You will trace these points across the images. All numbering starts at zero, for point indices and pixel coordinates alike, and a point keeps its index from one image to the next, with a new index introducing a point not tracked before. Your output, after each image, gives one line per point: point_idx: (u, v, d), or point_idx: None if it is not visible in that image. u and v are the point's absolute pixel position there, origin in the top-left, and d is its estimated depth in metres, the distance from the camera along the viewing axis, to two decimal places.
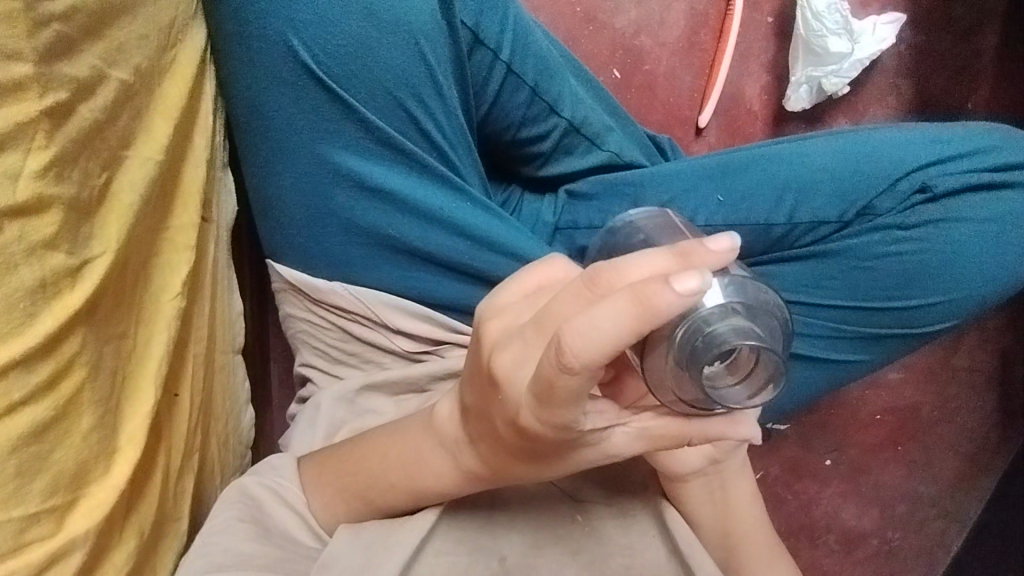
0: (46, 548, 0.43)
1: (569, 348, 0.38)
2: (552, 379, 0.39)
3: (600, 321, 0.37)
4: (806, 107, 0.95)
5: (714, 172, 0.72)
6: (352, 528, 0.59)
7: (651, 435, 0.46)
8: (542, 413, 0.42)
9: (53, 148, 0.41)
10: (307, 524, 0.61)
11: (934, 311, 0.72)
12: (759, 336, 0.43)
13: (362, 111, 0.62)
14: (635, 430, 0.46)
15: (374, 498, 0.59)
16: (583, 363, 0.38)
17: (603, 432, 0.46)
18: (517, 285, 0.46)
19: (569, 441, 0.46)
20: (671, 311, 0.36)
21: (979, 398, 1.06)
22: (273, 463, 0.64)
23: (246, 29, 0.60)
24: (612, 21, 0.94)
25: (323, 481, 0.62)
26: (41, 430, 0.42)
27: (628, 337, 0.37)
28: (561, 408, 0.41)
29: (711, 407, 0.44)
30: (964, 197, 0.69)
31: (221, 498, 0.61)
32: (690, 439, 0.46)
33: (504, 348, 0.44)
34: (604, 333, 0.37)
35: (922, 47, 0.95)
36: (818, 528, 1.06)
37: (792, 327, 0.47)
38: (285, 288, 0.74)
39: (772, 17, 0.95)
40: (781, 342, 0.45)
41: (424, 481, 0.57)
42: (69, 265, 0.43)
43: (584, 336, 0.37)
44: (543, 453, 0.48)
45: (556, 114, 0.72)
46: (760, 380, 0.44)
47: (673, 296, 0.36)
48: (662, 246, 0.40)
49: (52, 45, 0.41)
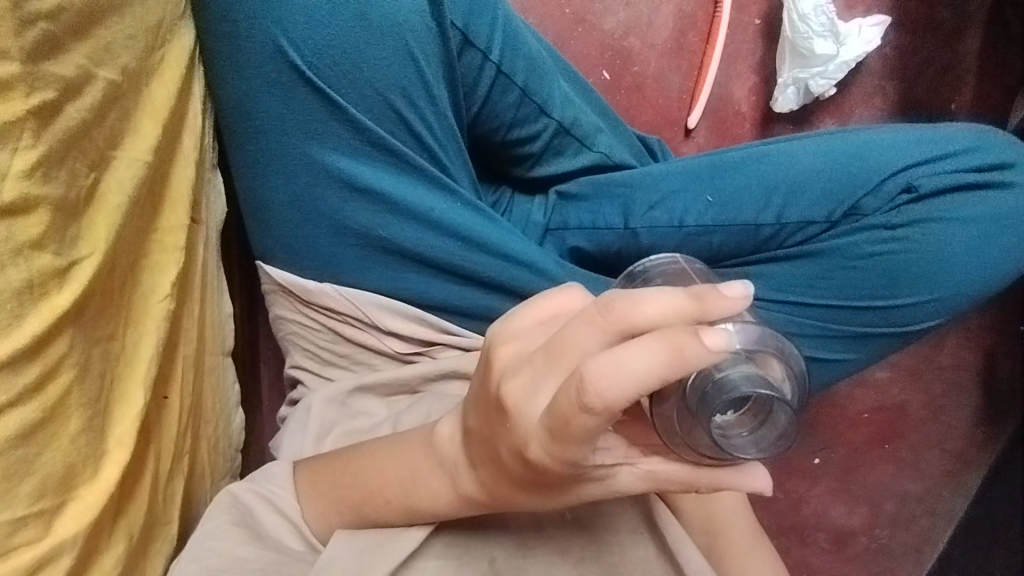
0: (34, 552, 0.43)
1: (598, 394, 0.39)
2: (568, 417, 0.40)
3: (628, 368, 0.38)
4: (793, 108, 0.96)
5: (702, 173, 0.73)
6: (349, 534, 0.59)
7: (656, 477, 0.48)
8: (553, 447, 0.43)
9: (40, 147, 0.41)
10: (299, 532, 0.61)
11: (921, 309, 0.73)
12: (770, 385, 0.44)
13: (352, 112, 0.62)
14: (642, 472, 0.48)
15: (369, 513, 0.59)
16: (605, 403, 0.39)
17: (610, 471, 0.47)
18: (533, 311, 0.45)
19: (574, 476, 0.46)
20: (697, 364, 0.38)
21: (964, 396, 1.07)
22: (270, 471, 0.64)
23: (233, 29, 0.59)
24: (602, 22, 0.95)
25: (317, 486, 0.61)
26: (28, 433, 0.42)
27: (654, 382, 0.38)
28: (574, 443, 0.42)
29: (717, 452, 0.45)
30: (950, 197, 0.70)
31: (213, 504, 0.61)
32: (697, 485, 0.47)
33: (517, 374, 0.44)
34: (631, 375, 0.38)
35: (906, 49, 0.96)
36: (807, 527, 1.07)
37: (802, 373, 0.47)
38: (275, 291, 0.74)
39: (760, 19, 0.96)
40: (791, 389, 0.45)
41: (418, 499, 0.56)
42: (57, 266, 0.42)
43: (614, 384, 0.38)
44: (546, 480, 0.48)
45: (545, 115, 0.72)
46: (766, 428, 0.45)
47: (703, 350, 0.38)
48: (680, 287, 0.39)
49: (40, 44, 0.40)
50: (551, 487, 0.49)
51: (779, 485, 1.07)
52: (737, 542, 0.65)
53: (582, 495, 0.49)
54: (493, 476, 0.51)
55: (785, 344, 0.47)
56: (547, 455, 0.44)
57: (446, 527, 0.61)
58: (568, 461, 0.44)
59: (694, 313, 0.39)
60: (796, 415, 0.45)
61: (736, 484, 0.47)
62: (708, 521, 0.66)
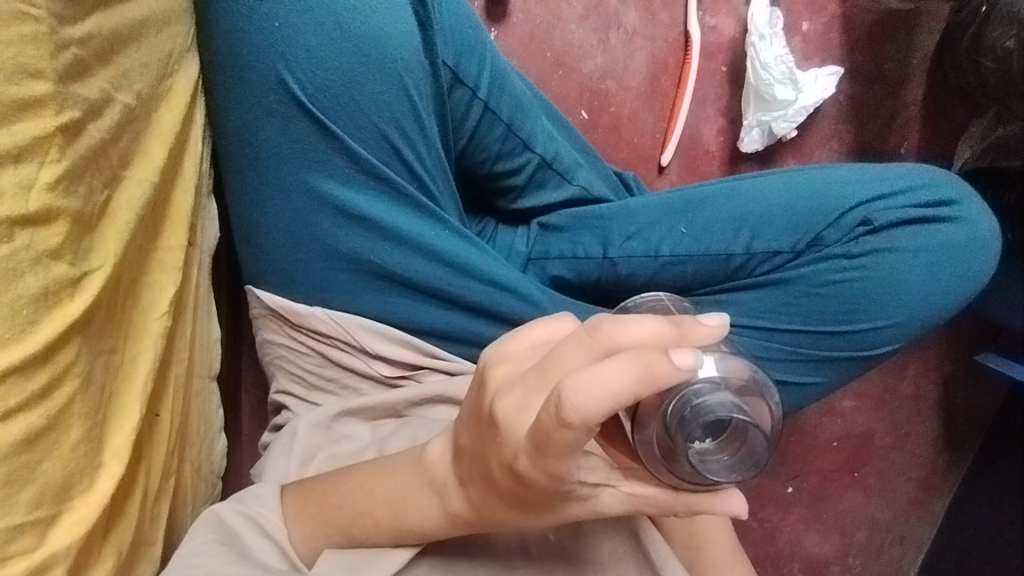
0: (28, 561, 0.45)
1: (576, 408, 0.40)
2: (551, 431, 0.42)
3: (604, 382, 0.40)
4: (759, 148, 1.03)
5: (676, 206, 0.77)
6: (336, 552, 0.60)
7: (638, 499, 0.50)
8: (540, 460, 0.44)
9: (64, 161, 0.44)
10: (285, 555, 0.60)
11: (880, 334, 0.78)
12: (746, 411, 0.46)
13: (347, 142, 0.65)
14: (624, 494, 0.50)
15: (357, 535, 0.59)
16: (583, 417, 0.40)
17: (593, 490, 0.49)
18: (525, 335, 0.48)
19: (561, 491, 0.48)
20: (667, 382, 0.40)
21: (926, 424, 1.11)
22: (254, 493, 0.64)
23: (239, 63, 0.63)
24: (581, 66, 1.01)
25: (306, 512, 0.61)
26: (33, 438, 0.44)
27: (629, 399, 0.40)
28: (560, 457, 0.44)
29: (695, 477, 0.47)
30: (903, 230, 0.76)
31: (199, 521, 0.61)
32: (676, 508, 0.49)
33: (509, 393, 0.46)
34: (606, 390, 0.40)
35: (859, 97, 1.04)
36: (782, 556, 1.10)
37: (778, 403, 0.48)
38: (264, 315, 0.75)
39: (726, 66, 1.03)
40: (767, 416, 0.47)
41: (408, 519, 0.57)
42: (71, 275, 0.46)
43: (590, 397, 0.40)
44: (531, 496, 0.49)
45: (529, 150, 0.76)
46: (742, 452, 0.47)
47: (674, 368, 0.40)
48: (660, 314, 0.43)
49: (70, 67, 0.45)
50: (539, 502, 0.50)
51: (754, 514, 1.09)
52: (717, 561, 0.67)
53: (567, 513, 0.51)
54: (483, 492, 0.52)
55: (762, 374, 0.49)
56: (535, 470, 0.45)
57: (431, 549, 0.62)
58: (554, 475, 0.45)
59: (674, 338, 0.42)
60: (771, 440, 0.47)
61: (714, 507, 0.48)
62: (691, 537, 0.67)
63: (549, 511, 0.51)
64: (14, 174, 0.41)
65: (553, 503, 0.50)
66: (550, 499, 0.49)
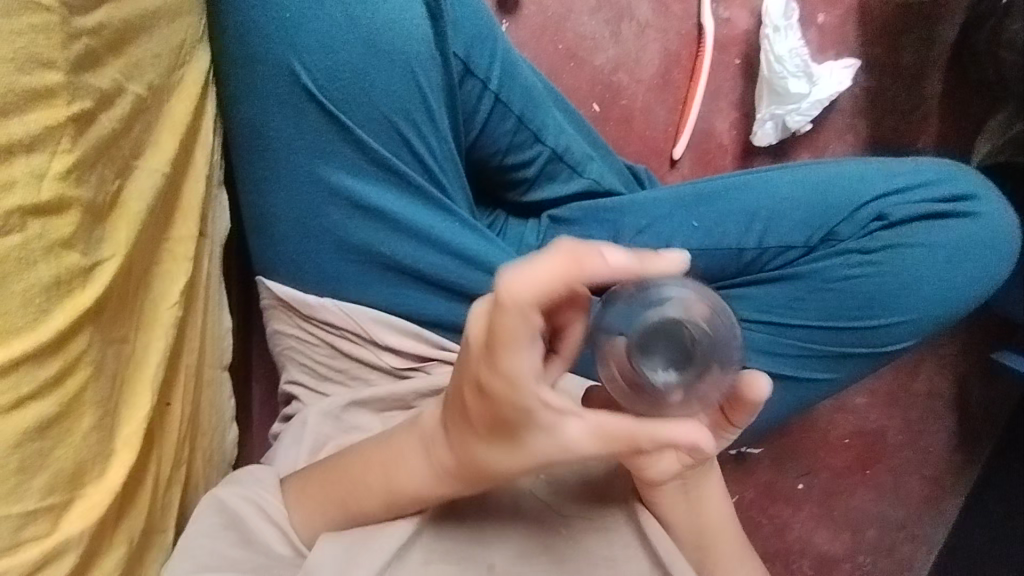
0: (42, 547, 0.46)
1: (506, 287, 0.43)
2: (504, 329, 0.44)
3: (536, 266, 0.43)
4: (772, 142, 1.01)
5: (688, 199, 0.76)
6: (333, 537, 0.59)
7: (606, 431, 0.48)
8: (492, 359, 0.45)
9: (76, 152, 0.45)
10: (286, 537, 0.61)
11: (894, 331, 0.77)
12: (699, 329, 0.49)
13: (359, 134, 0.65)
14: (591, 424, 0.48)
15: (351, 506, 0.59)
16: (517, 299, 0.43)
17: (557, 420, 0.48)
18: None
19: (526, 416, 0.47)
20: (598, 272, 0.43)
21: (940, 422, 1.09)
22: (252, 475, 0.63)
23: (250, 53, 0.62)
24: (592, 58, 1.00)
25: (304, 488, 0.61)
26: (46, 425, 0.45)
27: (563, 288, 0.43)
28: (507, 351, 0.45)
29: (648, 390, 0.49)
30: (917, 224, 0.75)
31: (200, 506, 0.60)
32: (641, 441, 0.48)
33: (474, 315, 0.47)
34: (538, 272, 0.43)
35: (876, 90, 1.03)
36: (792, 553, 1.09)
37: (734, 329, 0.50)
38: (274, 305, 0.75)
39: (740, 59, 1.02)
40: (721, 338, 0.49)
41: (399, 482, 0.57)
42: (83, 265, 0.46)
43: (521, 277, 0.43)
44: (503, 427, 0.49)
45: (539, 142, 0.75)
46: (695, 368, 0.49)
47: (604, 260, 0.43)
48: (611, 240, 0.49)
49: (82, 57, 0.45)
50: None
51: (764, 509, 1.09)
52: (728, 555, 0.64)
53: (535, 449, 0.49)
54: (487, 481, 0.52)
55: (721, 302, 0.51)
56: (495, 376, 0.46)
57: (440, 534, 0.60)
58: (517, 384, 0.46)
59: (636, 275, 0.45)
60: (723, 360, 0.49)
61: (675, 437, 0.48)
62: (700, 538, 0.64)
63: (519, 448, 0.50)
64: (26, 163, 0.42)
65: (521, 438, 0.49)
66: (521, 431, 0.49)
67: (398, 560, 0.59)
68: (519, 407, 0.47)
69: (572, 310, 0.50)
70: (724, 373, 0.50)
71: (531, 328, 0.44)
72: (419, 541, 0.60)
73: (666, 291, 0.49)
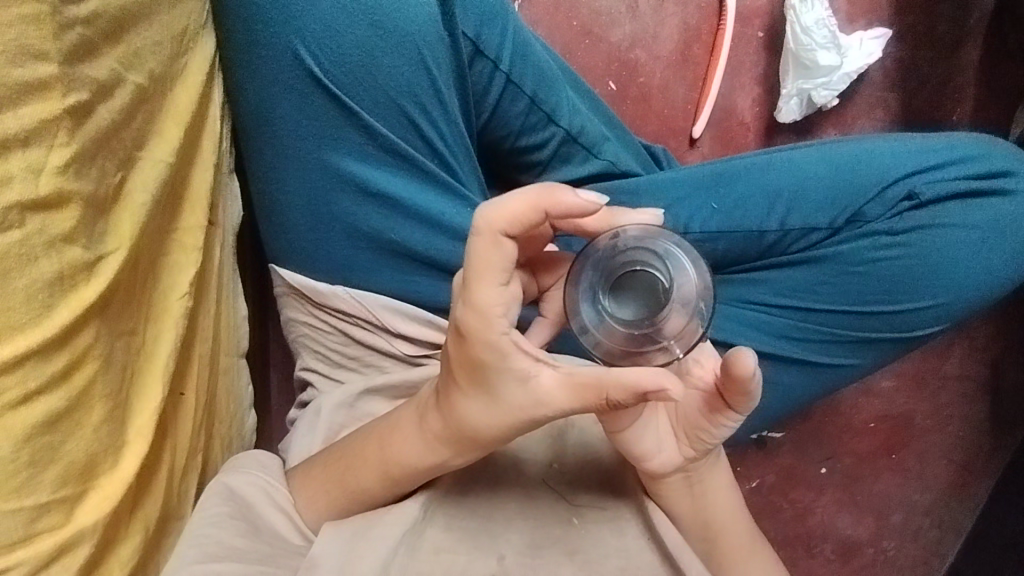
0: (55, 538, 0.47)
1: (484, 212, 0.47)
2: (480, 256, 0.48)
3: (512, 194, 0.48)
4: (796, 118, 0.97)
5: (707, 180, 0.73)
6: (336, 525, 0.60)
7: (576, 381, 0.49)
8: (468, 293, 0.49)
9: (73, 145, 0.44)
10: (294, 524, 0.61)
11: (923, 315, 0.74)
12: (669, 282, 0.51)
13: (365, 118, 0.63)
14: (562, 374, 0.50)
15: (351, 483, 0.60)
16: (493, 222, 0.47)
17: (531, 368, 0.50)
18: None
19: (502, 361, 0.50)
20: (570, 205, 0.48)
21: (971, 406, 1.06)
22: (257, 461, 0.63)
23: (254, 38, 0.61)
24: (608, 34, 0.97)
25: (310, 467, 0.63)
26: (54, 420, 0.45)
27: (534, 217, 0.47)
28: (483, 283, 0.48)
29: (605, 327, 0.52)
30: (949, 203, 0.72)
31: (204, 494, 0.59)
32: (608, 390, 0.48)
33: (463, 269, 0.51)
34: (513, 199, 0.47)
35: (909, 62, 0.98)
36: (814, 537, 1.07)
37: (709, 299, 0.52)
38: (286, 292, 0.74)
39: (764, 32, 0.98)
40: (690, 301, 0.51)
41: (394, 455, 0.58)
42: (86, 259, 0.46)
43: (498, 202, 0.47)
44: (483, 376, 0.51)
45: (553, 123, 0.73)
46: (656, 319, 0.51)
47: (576, 195, 0.48)
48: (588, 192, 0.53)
49: (76, 47, 0.44)
50: None
51: (785, 494, 1.07)
52: (739, 550, 0.63)
53: (512, 401, 0.51)
54: None
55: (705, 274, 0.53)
56: (471, 313, 0.49)
57: (449, 524, 0.59)
58: (490, 321, 0.49)
59: (604, 220, 0.54)
60: (685, 319, 0.51)
61: (640, 383, 0.47)
62: (706, 529, 0.62)
63: (494, 400, 0.51)
64: (22, 158, 0.41)
65: (495, 388, 0.51)
66: (497, 379, 0.51)
67: (408, 549, 0.57)
68: (492, 348, 0.49)
69: (554, 270, 0.58)
70: (687, 334, 0.51)
71: (505, 257, 0.48)
72: (424, 529, 0.58)
73: (644, 238, 0.52)
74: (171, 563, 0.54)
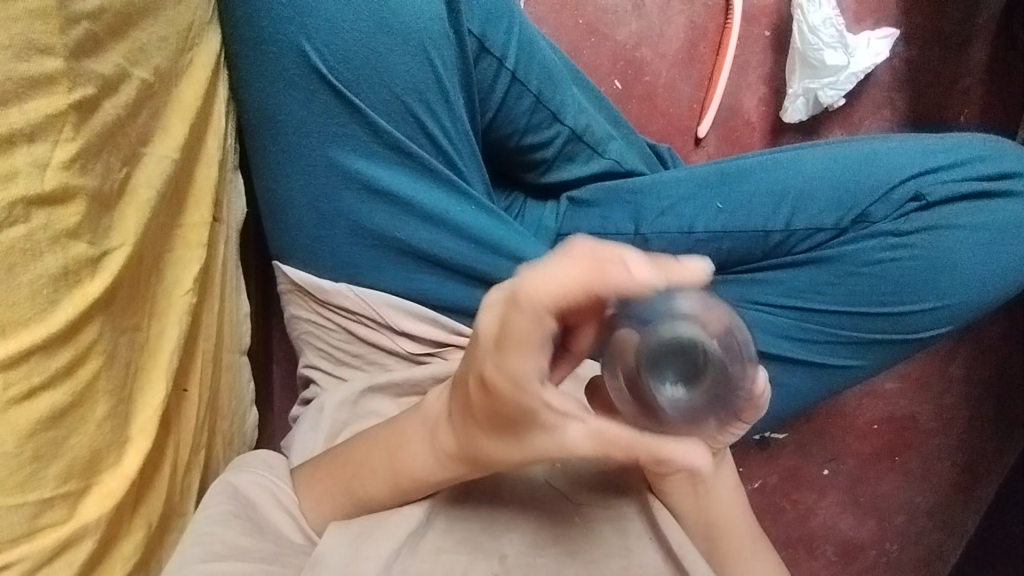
0: (58, 533, 0.47)
1: (528, 290, 0.41)
2: (515, 325, 0.43)
3: (558, 270, 0.41)
4: (803, 118, 0.97)
5: (712, 180, 0.73)
6: (341, 525, 0.59)
7: (605, 437, 0.46)
8: (499, 358, 0.44)
9: (78, 140, 0.44)
10: (297, 525, 0.61)
11: (929, 317, 0.73)
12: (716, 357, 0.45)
13: (370, 115, 0.63)
14: (591, 428, 0.46)
15: (358, 491, 0.60)
16: (537, 301, 0.41)
17: (559, 421, 0.47)
18: None
19: (529, 415, 0.47)
20: (619, 283, 0.40)
21: (976, 408, 1.05)
22: (262, 463, 0.64)
23: (259, 34, 0.61)
24: (614, 32, 0.97)
25: (316, 468, 0.63)
26: (59, 415, 0.45)
27: (580, 297, 0.41)
28: (517, 352, 0.44)
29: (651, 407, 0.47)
30: (956, 205, 0.71)
31: (208, 493, 0.60)
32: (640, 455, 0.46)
33: (490, 311, 0.45)
34: (559, 278, 0.41)
35: (916, 61, 0.97)
36: (816, 539, 1.07)
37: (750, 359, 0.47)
38: (291, 290, 0.74)
39: (770, 31, 0.97)
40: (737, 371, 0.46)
41: (404, 468, 0.57)
42: (91, 255, 0.46)
43: (543, 280, 0.41)
44: (505, 417, 0.48)
45: (558, 121, 0.73)
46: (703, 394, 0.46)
47: (627, 273, 0.40)
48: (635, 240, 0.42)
49: (82, 42, 0.44)
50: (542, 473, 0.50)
51: (788, 495, 1.07)
52: (744, 550, 0.62)
53: (530, 438, 0.48)
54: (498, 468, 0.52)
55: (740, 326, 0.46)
56: (500, 375, 0.45)
57: (453, 523, 0.59)
58: (521, 386, 0.45)
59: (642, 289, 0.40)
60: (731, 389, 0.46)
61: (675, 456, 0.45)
62: (708, 529, 0.62)
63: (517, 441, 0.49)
64: (29, 153, 0.41)
65: (515, 428, 0.48)
66: (519, 424, 0.48)
67: (409, 550, 0.57)
68: (520, 407, 0.46)
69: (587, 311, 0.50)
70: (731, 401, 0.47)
71: (544, 334, 0.43)
72: (427, 528, 0.59)
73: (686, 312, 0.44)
74: (174, 560, 0.55)
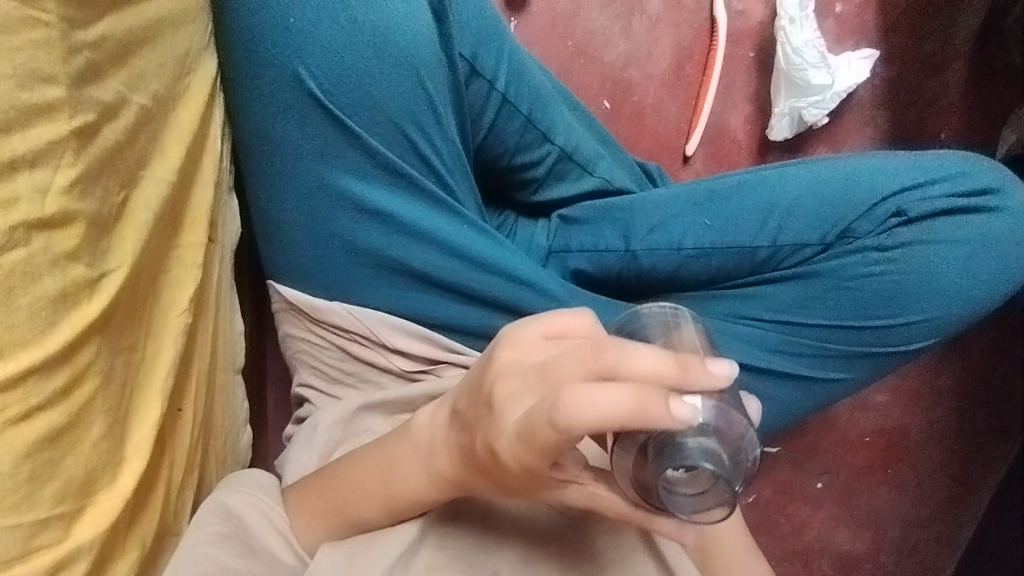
0: (53, 553, 0.47)
1: (565, 414, 0.41)
2: (541, 431, 0.43)
3: (601, 399, 0.40)
4: (788, 136, 0.99)
5: (699, 198, 0.74)
6: (334, 546, 0.59)
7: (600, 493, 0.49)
8: (519, 447, 0.46)
9: (79, 165, 0.45)
10: (287, 543, 0.61)
11: (913, 330, 0.75)
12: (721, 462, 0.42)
13: (364, 137, 0.64)
14: (587, 490, 0.50)
15: (352, 513, 0.59)
16: (572, 425, 0.41)
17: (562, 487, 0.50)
18: (542, 325, 0.48)
19: (537, 482, 0.49)
20: (659, 425, 0.40)
21: (965, 420, 1.07)
22: (252, 483, 0.63)
23: (255, 58, 0.62)
24: (602, 54, 0.99)
25: (306, 490, 0.63)
26: (55, 436, 0.46)
27: (616, 430, 0.41)
28: (538, 450, 0.45)
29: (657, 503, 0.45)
30: (938, 220, 0.73)
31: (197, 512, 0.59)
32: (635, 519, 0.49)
33: (508, 379, 0.47)
34: (600, 411, 0.40)
35: (897, 80, 1.00)
36: (811, 553, 1.07)
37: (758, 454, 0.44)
38: (284, 309, 0.75)
39: (754, 52, 1.00)
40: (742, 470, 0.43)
41: (397, 490, 0.57)
42: (88, 276, 0.47)
43: (583, 407, 0.41)
44: (507, 479, 0.50)
45: (548, 141, 0.74)
46: (709, 493, 0.44)
47: (667, 415, 0.40)
48: (669, 349, 0.41)
49: (83, 70, 0.46)
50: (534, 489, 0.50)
51: (782, 509, 1.07)
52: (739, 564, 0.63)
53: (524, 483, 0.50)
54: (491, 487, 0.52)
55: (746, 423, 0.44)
56: (515, 458, 0.46)
57: (446, 541, 0.60)
58: (535, 471, 0.47)
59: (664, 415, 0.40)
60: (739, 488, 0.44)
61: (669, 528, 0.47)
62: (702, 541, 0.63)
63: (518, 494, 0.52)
64: (30, 177, 0.42)
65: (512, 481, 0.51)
66: (519, 479, 0.50)
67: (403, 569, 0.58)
68: (530, 479, 0.48)
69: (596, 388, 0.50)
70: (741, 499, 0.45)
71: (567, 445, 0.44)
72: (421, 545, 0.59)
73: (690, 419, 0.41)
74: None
